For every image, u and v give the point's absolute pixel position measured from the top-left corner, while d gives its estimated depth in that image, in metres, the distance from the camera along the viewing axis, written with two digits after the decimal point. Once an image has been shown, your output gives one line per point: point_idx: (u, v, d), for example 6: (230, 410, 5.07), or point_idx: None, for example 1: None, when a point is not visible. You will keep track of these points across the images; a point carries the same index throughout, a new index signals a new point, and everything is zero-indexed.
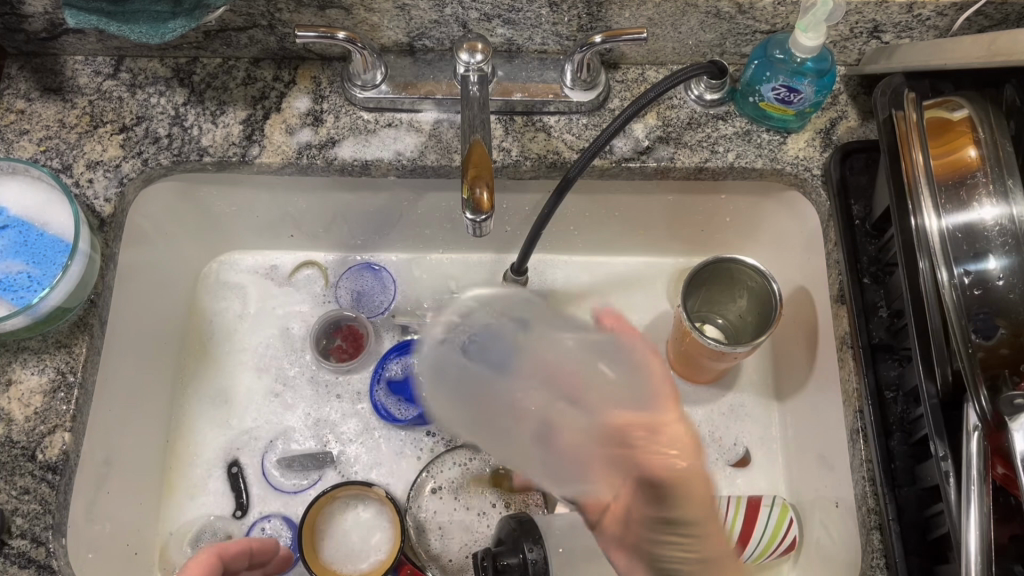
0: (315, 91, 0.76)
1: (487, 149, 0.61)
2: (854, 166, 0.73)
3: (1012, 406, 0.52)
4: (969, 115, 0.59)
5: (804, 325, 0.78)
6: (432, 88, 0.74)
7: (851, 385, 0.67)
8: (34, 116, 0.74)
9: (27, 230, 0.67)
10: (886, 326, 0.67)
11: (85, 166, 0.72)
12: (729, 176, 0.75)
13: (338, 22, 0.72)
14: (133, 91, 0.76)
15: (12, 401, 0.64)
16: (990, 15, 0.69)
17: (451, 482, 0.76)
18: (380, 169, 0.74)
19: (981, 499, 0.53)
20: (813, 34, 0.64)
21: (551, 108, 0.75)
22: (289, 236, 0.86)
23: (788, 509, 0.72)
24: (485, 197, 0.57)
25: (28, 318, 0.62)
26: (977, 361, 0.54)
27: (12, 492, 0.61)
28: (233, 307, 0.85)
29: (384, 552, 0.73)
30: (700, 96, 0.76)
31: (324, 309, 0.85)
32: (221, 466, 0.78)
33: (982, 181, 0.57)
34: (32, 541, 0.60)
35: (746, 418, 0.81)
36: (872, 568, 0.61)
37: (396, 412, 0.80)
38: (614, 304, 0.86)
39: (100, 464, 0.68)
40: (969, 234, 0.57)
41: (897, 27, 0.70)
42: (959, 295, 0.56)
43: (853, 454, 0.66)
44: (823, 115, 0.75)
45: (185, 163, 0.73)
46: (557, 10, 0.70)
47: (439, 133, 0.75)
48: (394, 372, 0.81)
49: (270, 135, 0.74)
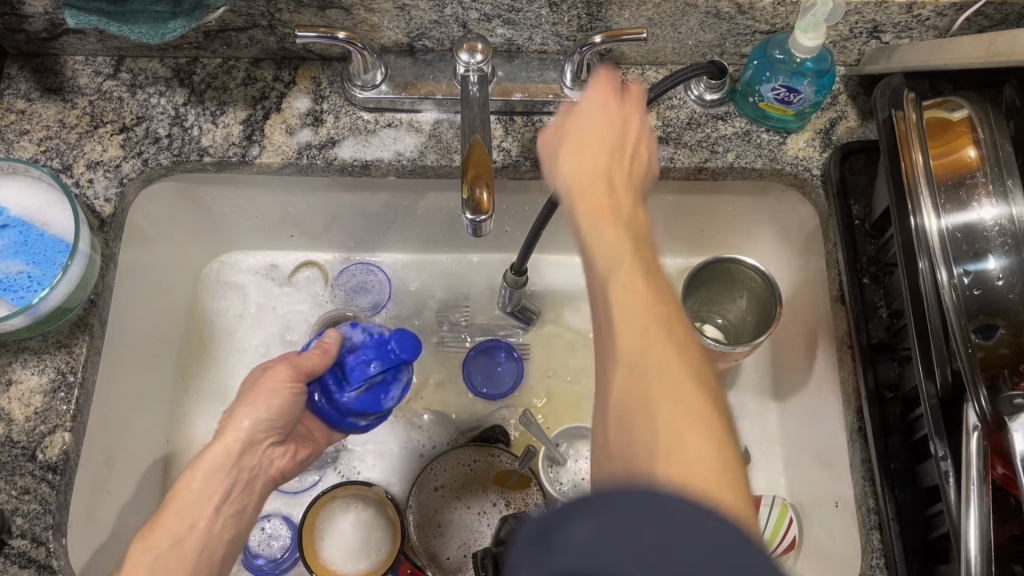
0: (315, 91, 0.76)
1: (487, 149, 0.61)
2: (854, 166, 0.72)
3: (1011, 406, 0.52)
4: (969, 116, 0.59)
5: (804, 324, 0.78)
6: (432, 88, 0.74)
7: (851, 385, 0.67)
8: (35, 116, 0.74)
9: (28, 231, 0.67)
10: (886, 326, 0.67)
11: (86, 166, 0.72)
12: (729, 176, 0.75)
13: (338, 22, 0.72)
14: (133, 91, 0.76)
15: (12, 401, 0.64)
16: (990, 15, 0.69)
17: (452, 481, 0.75)
18: (380, 170, 0.74)
19: (980, 499, 0.53)
20: (813, 34, 0.64)
21: (551, 108, 0.75)
22: (289, 236, 0.86)
23: (788, 509, 0.72)
24: (485, 197, 0.57)
25: (28, 318, 0.62)
26: (977, 361, 0.54)
27: (13, 492, 0.61)
28: (233, 307, 0.85)
29: (384, 552, 0.73)
30: (700, 96, 0.76)
31: (323, 309, 0.85)
32: None
33: (982, 181, 0.57)
34: (32, 541, 0.60)
35: (746, 418, 0.81)
36: (872, 568, 0.61)
37: (342, 423, 0.67)
38: None
39: (100, 463, 0.68)
40: (969, 234, 0.56)
41: (897, 27, 0.70)
42: (959, 295, 0.56)
43: (853, 454, 0.66)
44: (822, 115, 0.75)
45: (185, 163, 0.73)
46: (557, 10, 0.69)
47: (439, 133, 0.75)
48: (341, 336, 0.68)
49: (270, 135, 0.74)
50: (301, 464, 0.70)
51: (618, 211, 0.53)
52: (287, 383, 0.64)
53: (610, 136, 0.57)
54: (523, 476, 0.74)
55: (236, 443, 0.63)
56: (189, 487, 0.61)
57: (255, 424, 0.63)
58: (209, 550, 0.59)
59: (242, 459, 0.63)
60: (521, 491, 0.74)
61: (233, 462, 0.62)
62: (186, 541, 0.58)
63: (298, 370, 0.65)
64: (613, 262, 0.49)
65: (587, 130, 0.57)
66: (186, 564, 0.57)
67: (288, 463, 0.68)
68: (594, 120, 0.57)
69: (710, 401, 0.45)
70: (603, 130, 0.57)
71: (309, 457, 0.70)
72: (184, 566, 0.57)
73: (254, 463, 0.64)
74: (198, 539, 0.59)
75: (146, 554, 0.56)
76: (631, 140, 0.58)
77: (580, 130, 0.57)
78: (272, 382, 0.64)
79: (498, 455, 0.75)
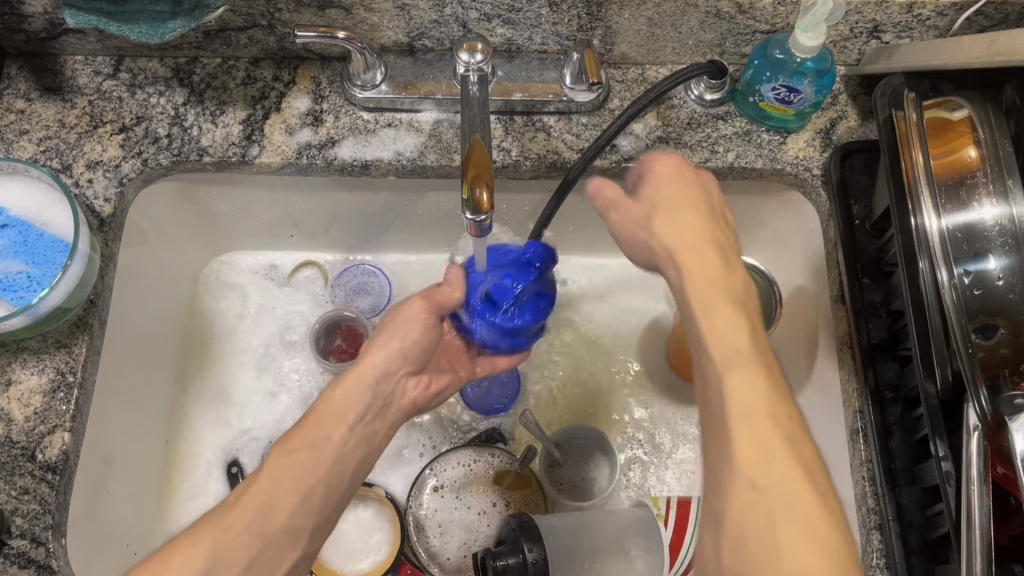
0: (315, 91, 0.76)
1: (487, 149, 0.60)
2: (854, 166, 0.72)
3: (1012, 406, 0.52)
4: (969, 116, 0.59)
5: (804, 325, 0.78)
6: (432, 88, 0.74)
7: (851, 386, 0.67)
8: (34, 116, 0.74)
9: (28, 230, 0.67)
10: (886, 326, 0.67)
11: (85, 166, 0.72)
12: (729, 176, 0.75)
13: (339, 22, 0.72)
14: (133, 91, 0.76)
15: (12, 401, 0.64)
16: (990, 15, 0.69)
17: (452, 482, 0.75)
18: (380, 169, 0.74)
19: (981, 500, 0.52)
20: (813, 34, 0.64)
21: (551, 108, 0.75)
22: (289, 236, 0.86)
23: None
24: (486, 197, 0.57)
25: (28, 318, 0.62)
26: (976, 361, 0.54)
27: (12, 492, 0.61)
28: (233, 307, 0.85)
29: (384, 552, 0.73)
30: (700, 96, 0.76)
31: (323, 310, 0.85)
32: (221, 466, 0.78)
33: (982, 181, 0.57)
34: (32, 541, 0.60)
35: None
36: (872, 568, 0.61)
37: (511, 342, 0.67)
38: (613, 304, 0.86)
39: (99, 463, 0.68)
40: (969, 234, 0.56)
41: (897, 27, 0.70)
42: (959, 295, 0.56)
43: (853, 454, 0.66)
44: (823, 115, 0.75)
45: (185, 163, 0.73)
46: (557, 10, 0.69)
47: (439, 133, 0.75)
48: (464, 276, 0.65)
49: (270, 135, 0.74)
50: (436, 397, 0.67)
51: (724, 280, 0.52)
52: (421, 313, 0.63)
53: (696, 195, 0.56)
54: (523, 476, 0.75)
55: (373, 370, 0.60)
56: (332, 412, 0.58)
57: (390, 355, 0.61)
58: (339, 471, 0.57)
59: (379, 384, 0.61)
60: (521, 491, 0.75)
61: (370, 385, 0.60)
62: (320, 459, 0.56)
63: (432, 301, 0.64)
64: (729, 360, 0.49)
65: (673, 200, 0.56)
66: (318, 482, 0.56)
67: (421, 394, 0.65)
68: (669, 197, 0.56)
69: (825, 496, 0.45)
70: (684, 193, 0.56)
71: (444, 389, 0.68)
72: (317, 484, 0.56)
73: (389, 389, 0.62)
74: (331, 457, 0.57)
75: (283, 467, 0.55)
76: (717, 205, 0.57)
77: (674, 195, 0.56)
78: (406, 312, 0.63)
79: (498, 455, 0.76)
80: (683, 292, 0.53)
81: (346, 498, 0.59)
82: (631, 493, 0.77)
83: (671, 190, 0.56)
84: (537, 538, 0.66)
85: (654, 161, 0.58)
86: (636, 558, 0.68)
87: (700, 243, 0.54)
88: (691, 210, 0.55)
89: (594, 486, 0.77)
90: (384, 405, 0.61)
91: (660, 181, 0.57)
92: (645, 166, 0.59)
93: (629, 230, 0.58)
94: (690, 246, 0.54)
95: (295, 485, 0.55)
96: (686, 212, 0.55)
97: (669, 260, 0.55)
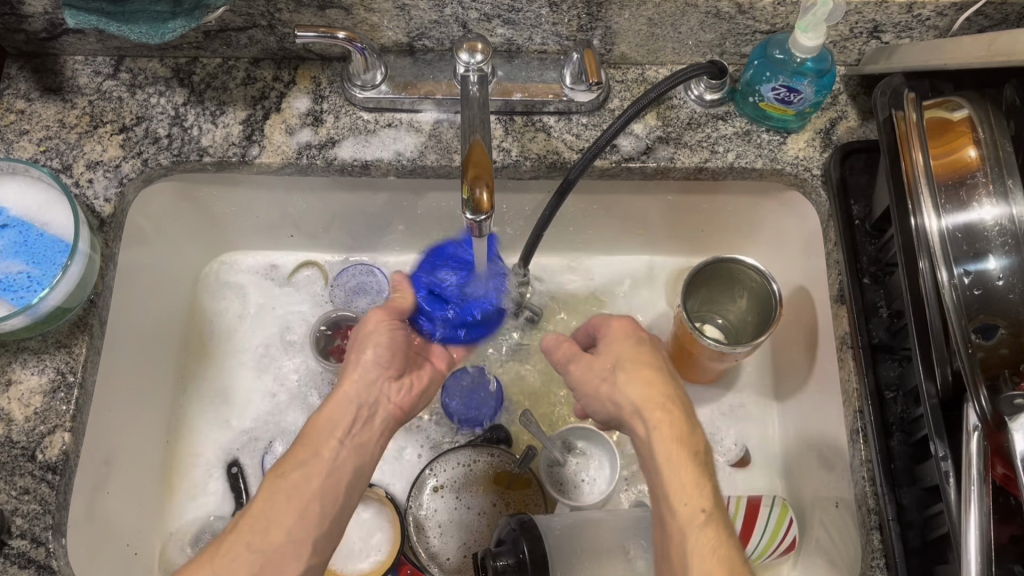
0: (315, 91, 0.76)
1: (487, 149, 0.60)
2: (854, 166, 0.73)
3: (1012, 406, 0.51)
4: (969, 116, 0.59)
5: (804, 325, 0.78)
6: (432, 88, 0.74)
7: (851, 386, 0.67)
8: (34, 116, 0.74)
9: (28, 231, 0.67)
10: (886, 326, 0.67)
11: (86, 166, 0.72)
12: (729, 176, 0.75)
13: (338, 22, 0.72)
14: (133, 91, 0.76)
15: (12, 401, 0.64)
16: (990, 15, 0.69)
17: (452, 482, 0.75)
18: (380, 170, 0.74)
19: (981, 499, 0.52)
20: (814, 34, 0.64)
21: (551, 108, 0.75)
22: (289, 236, 0.86)
23: (788, 509, 0.72)
24: (486, 197, 0.57)
25: (28, 318, 0.62)
26: (977, 361, 0.54)
27: (12, 492, 0.61)
28: (233, 307, 0.85)
29: (384, 552, 0.73)
30: (700, 96, 0.76)
31: (323, 310, 0.85)
32: (222, 466, 0.78)
33: (982, 181, 0.57)
34: (32, 542, 0.60)
35: (745, 418, 0.81)
36: (872, 568, 0.61)
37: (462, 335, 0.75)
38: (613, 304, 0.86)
39: (100, 464, 0.68)
40: (969, 234, 0.56)
41: (897, 27, 0.70)
42: (959, 295, 0.56)
43: (853, 454, 0.66)
44: (823, 115, 0.75)
45: (185, 163, 0.73)
46: (557, 10, 0.69)
47: (439, 133, 0.75)
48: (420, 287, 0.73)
49: (270, 135, 0.74)
50: (422, 397, 0.70)
51: (685, 435, 0.60)
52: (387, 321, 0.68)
53: (650, 355, 0.64)
54: (523, 476, 0.75)
55: (356, 381, 0.65)
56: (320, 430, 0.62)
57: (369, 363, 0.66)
58: (333, 482, 0.60)
59: (364, 399, 0.64)
60: (521, 490, 0.75)
61: (352, 400, 0.64)
62: (315, 473, 0.59)
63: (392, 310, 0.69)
64: (692, 518, 0.56)
65: (633, 357, 0.64)
66: (314, 493, 0.58)
67: (405, 399, 0.68)
68: (628, 354, 0.64)
69: None
70: (641, 353, 0.64)
71: (428, 388, 0.71)
72: (312, 497, 0.58)
73: (372, 398, 0.65)
74: (324, 470, 0.60)
75: (280, 488, 0.58)
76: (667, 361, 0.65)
77: (633, 355, 0.64)
78: (372, 323, 0.67)
79: (498, 454, 0.76)
80: (652, 443, 0.60)
81: (348, 509, 0.61)
82: (631, 493, 0.78)
83: (627, 349, 0.65)
84: (536, 538, 0.66)
85: (608, 323, 0.67)
86: (636, 558, 0.68)
87: (663, 400, 0.61)
88: (648, 367, 0.63)
89: (594, 486, 0.76)
90: (369, 415, 0.64)
91: (610, 340, 0.66)
92: (601, 325, 0.67)
93: (591, 385, 0.64)
94: (655, 400, 0.61)
95: (290, 502, 0.58)
96: (644, 370, 0.63)
97: (634, 415, 0.62)
